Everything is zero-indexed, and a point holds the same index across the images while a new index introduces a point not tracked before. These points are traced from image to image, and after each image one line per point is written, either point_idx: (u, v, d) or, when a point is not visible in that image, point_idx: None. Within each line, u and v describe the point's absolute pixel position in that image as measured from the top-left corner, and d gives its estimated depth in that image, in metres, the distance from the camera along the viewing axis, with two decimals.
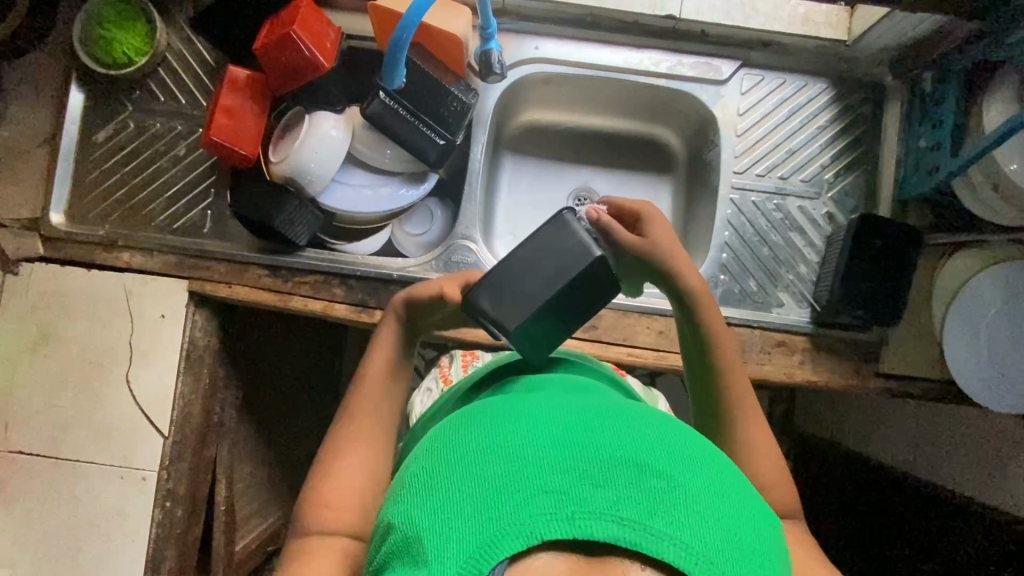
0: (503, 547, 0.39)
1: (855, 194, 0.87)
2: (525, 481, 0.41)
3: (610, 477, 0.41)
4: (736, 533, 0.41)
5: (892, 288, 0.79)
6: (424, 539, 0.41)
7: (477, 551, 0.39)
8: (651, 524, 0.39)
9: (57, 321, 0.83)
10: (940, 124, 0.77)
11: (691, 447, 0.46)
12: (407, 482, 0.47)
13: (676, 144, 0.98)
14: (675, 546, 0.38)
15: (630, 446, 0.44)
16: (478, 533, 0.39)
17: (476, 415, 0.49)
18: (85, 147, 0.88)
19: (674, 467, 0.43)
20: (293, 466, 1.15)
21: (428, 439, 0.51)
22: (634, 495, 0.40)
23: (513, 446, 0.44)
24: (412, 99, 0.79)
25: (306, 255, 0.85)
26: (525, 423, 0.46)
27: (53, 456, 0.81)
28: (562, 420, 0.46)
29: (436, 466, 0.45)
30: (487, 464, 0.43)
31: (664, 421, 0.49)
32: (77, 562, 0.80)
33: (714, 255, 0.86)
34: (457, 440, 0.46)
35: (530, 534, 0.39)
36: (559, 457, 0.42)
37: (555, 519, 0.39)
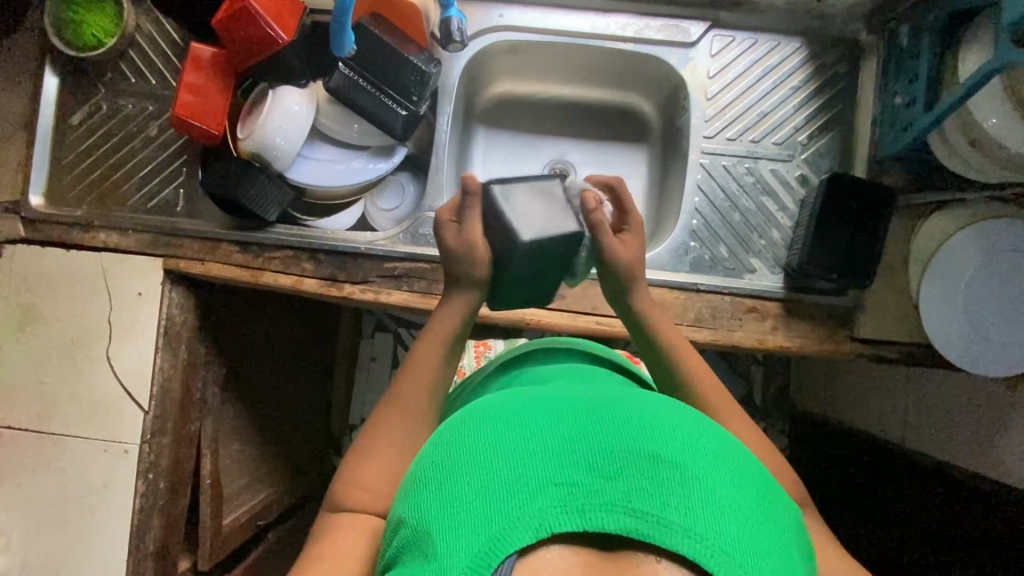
0: (513, 540, 0.39)
1: (830, 156, 0.84)
2: (535, 474, 0.42)
3: (619, 467, 0.42)
4: (752, 523, 0.41)
5: (865, 251, 0.77)
6: (434, 533, 0.41)
7: (486, 543, 0.39)
8: (663, 514, 0.39)
9: (39, 300, 0.85)
10: (915, 78, 0.75)
11: (705, 438, 0.46)
12: (416, 477, 0.47)
13: (649, 111, 0.97)
14: (689, 538, 0.38)
15: (640, 437, 0.44)
16: (489, 526, 0.40)
17: (484, 409, 0.50)
18: (60, 129, 0.89)
19: (687, 457, 0.43)
20: (282, 443, 1.17)
21: (435, 434, 0.52)
22: (645, 486, 0.41)
23: (520, 440, 0.45)
24: (372, 71, 0.79)
25: (276, 231, 0.85)
26: (531, 417, 0.47)
27: (40, 431, 0.84)
28: (569, 414, 0.47)
29: (446, 460, 0.46)
30: (495, 457, 0.44)
31: (676, 412, 0.49)
32: (67, 532, 0.83)
33: (684, 221, 0.85)
34: (464, 434, 0.47)
35: (540, 526, 0.39)
36: (566, 450, 0.43)
37: (566, 511, 0.40)
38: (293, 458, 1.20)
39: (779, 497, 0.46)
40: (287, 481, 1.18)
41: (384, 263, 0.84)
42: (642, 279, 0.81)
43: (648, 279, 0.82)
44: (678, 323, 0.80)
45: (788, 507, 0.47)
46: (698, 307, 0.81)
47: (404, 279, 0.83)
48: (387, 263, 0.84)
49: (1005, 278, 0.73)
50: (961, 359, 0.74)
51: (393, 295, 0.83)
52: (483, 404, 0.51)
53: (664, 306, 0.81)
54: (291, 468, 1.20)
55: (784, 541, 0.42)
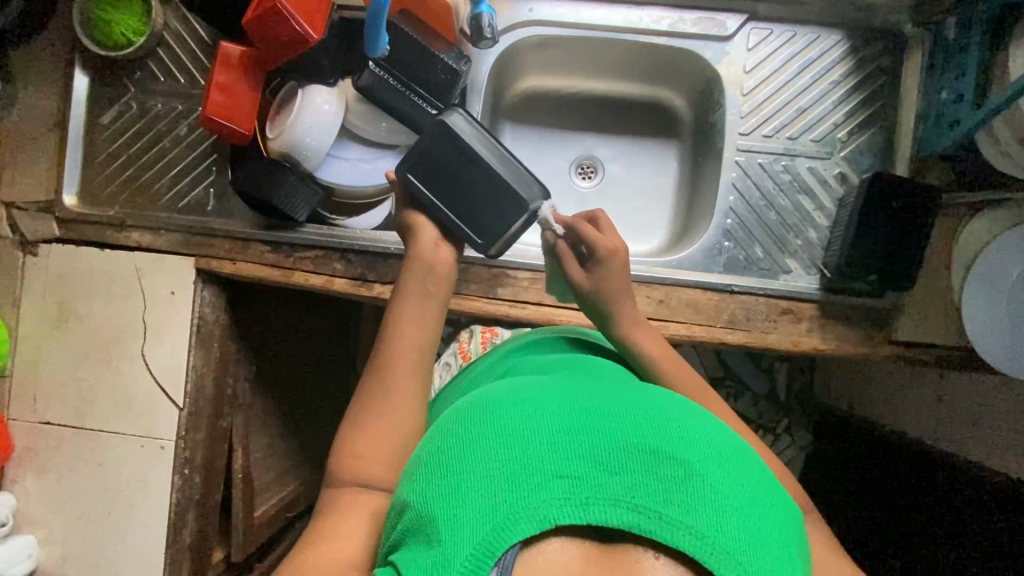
0: (516, 531, 0.39)
1: (871, 153, 0.82)
2: (539, 465, 0.41)
3: (625, 462, 0.41)
4: (757, 523, 0.40)
5: (908, 252, 0.74)
6: (437, 519, 0.41)
7: (489, 533, 0.39)
8: (667, 512, 0.39)
9: (75, 299, 0.87)
10: (964, 73, 0.72)
11: (712, 435, 0.45)
12: (420, 461, 0.46)
13: (681, 105, 0.95)
14: (690, 536, 0.38)
15: (647, 433, 0.43)
16: (491, 516, 0.39)
17: (490, 397, 0.49)
18: (92, 129, 0.90)
19: (694, 453, 0.43)
20: (308, 438, 1.18)
21: (439, 421, 0.51)
22: (650, 482, 0.40)
23: (526, 429, 0.44)
24: (402, 69, 0.78)
25: (306, 230, 0.85)
26: (535, 407, 0.46)
27: (79, 427, 0.86)
28: (576, 405, 0.46)
29: (449, 446, 0.45)
30: (499, 445, 0.43)
31: (682, 408, 0.48)
32: (106, 524, 0.86)
33: (718, 221, 0.83)
34: (469, 421, 0.46)
35: (544, 519, 0.39)
36: (573, 442, 0.42)
37: (568, 504, 0.39)
38: (320, 451, 1.22)
39: (784, 498, 0.46)
40: (314, 474, 1.19)
41: None
42: (674, 280, 0.80)
43: (680, 280, 0.80)
44: (711, 325, 0.79)
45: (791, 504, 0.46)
46: (732, 308, 0.80)
47: None
48: None
49: None
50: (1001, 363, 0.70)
51: None
52: (489, 394, 0.50)
53: (697, 307, 0.80)
54: (318, 461, 1.21)
55: (789, 541, 0.42)
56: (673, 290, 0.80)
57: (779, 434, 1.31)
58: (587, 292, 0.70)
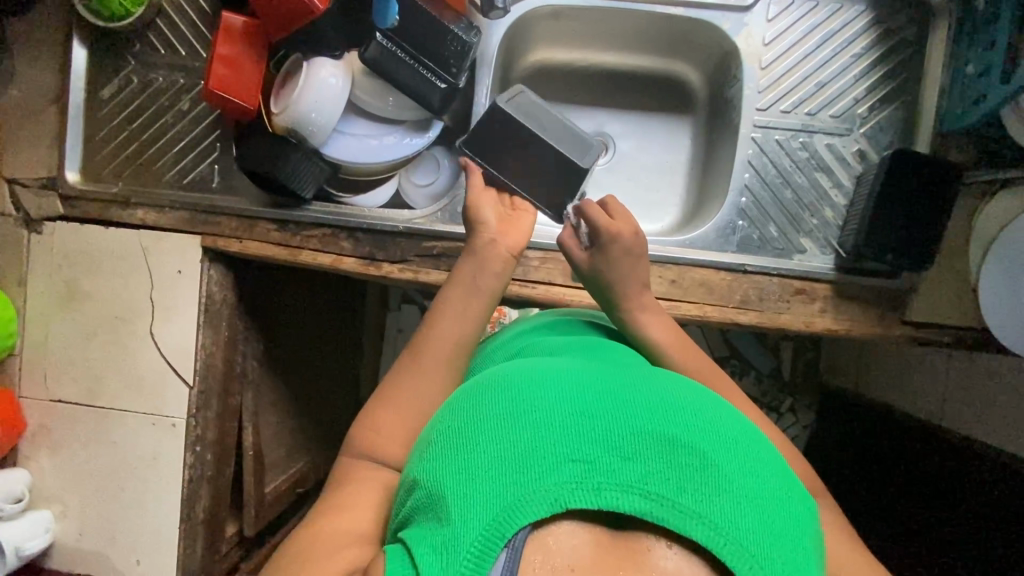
0: (527, 513, 0.38)
1: (891, 129, 0.80)
2: (553, 448, 0.41)
3: (639, 450, 0.41)
4: (769, 515, 0.40)
5: (925, 233, 0.73)
6: (448, 497, 0.40)
7: (501, 513, 0.38)
8: (680, 500, 0.38)
9: (82, 277, 0.86)
10: (991, 45, 0.69)
11: (727, 427, 0.45)
12: (431, 439, 0.46)
13: (695, 80, 0.93)
14: (703, 525, 0.38)
15: (663, 421, 0.43)
16: (503, 496, 0.39)
17: (503, 379, 0.48)
18: (92, 104, 0.88)
19: (708, 445, 0.42)
20: (314, 415, 1.19)
21: (451, 401, 0.51)
22: (664, 470, 0.40)
23: (541, 412, 0.43)
24: (410, 41, 0.76)
25: (312, 208, 0.84)
26: (550, 390, 0.45)
27: (90, 405, 0.86)
28: (590, 390, 0.46)
29: (462, 426, 0.45)
30: (513, 426, 0.43)
31: (697, 399, 0.47)
32: (120, 500, 0.87)
33: (732, 199, 0.81)
34: (483, 402, 0.46)
35: (555, 502, 0.38)
36: (587, 427, 0.42)
37: (581, 488, 0.39)
38: (326, 429, 1.23)
39: (799, 493, 0.45)
40: (322, 451, 1.20)
41: (423, 241, 0.82)
42: (686, 260, 0.79)
43: (692, 260, 0.79)
44: (724, 305, 0.78)
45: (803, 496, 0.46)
46: (744, 289, 0.79)
47: (442, 258, 0.81)
48: (426, 242, 0.82)
49: None
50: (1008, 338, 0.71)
51: (432, 274, 0.82)
52: (502, 376, 0.50)
53: (709, 287, 0.79)
54: (325, 439, 1.22)
55: (802, 534, 0.41)
56: (685, 270, 0.79)
57: (782, 413, 1.32)
58: (586, 271, 0.70)
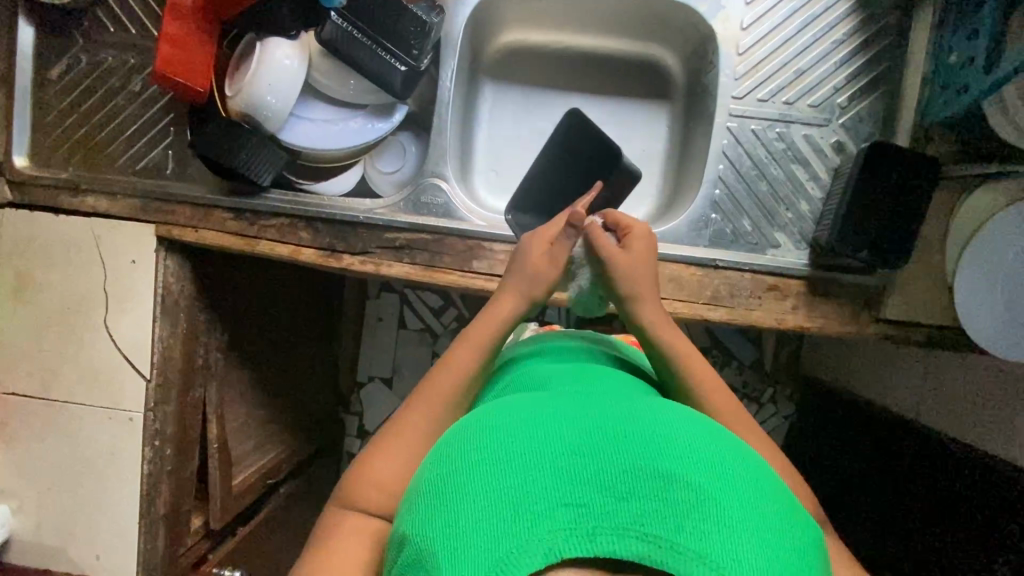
0: (517, 567, 0.35)
1: (871, 120, 0.77)
2: (542, 492, 0.37)
3: (633, 487, 0.37)
4: (778, 552, 0.36)
5: (898, 229, 0.71)
6: (437, 555, 0.37)
7: (490, 570, 0.35)
8: (680, 540, 0.35)
9: (32, 267, 0.83)
10: (975, 33, 0.66)
11: (728, 454, 0.41)
12: (419, 489, 0.43)
13: (673, 64, 0.89)
14: (708, 567, 0.34)
15: (658, 453, 0.39)
16: (492, 549, 0.35)
17: (490, 418, 0.45)
18: (40, 85, 0.84)
19: (706, 476, 0.38)
20: (287, 405, 1.17)
21: (439, 443, 0.47)
22: (661, 508, 0.36)
23: (528, 453, 0.40)
24: (366, 20, 0.72)
25: (270, 196, 0.81)
26: (538, 427, 0.42)
27: (44, 398, 0.84)
28: (580, 424, 0.42)
29: (449, 473, 0.41)
30: (500, 471, 0.39)
31: (694, 424, 0.44)
32: (78, 494, 0.85)
33: (706, 191, 0.79)
34: (469, 444, 0.43)
35: (548, 552, 0.35)
36: (578, 466, 0.38)
37: (574, 535, 0.35)
38: (300, 419, 1.21)
39: (803, 521, 0.41)
40: (295, 441, 1.18)
41: (384, 233, 0.79)
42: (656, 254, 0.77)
43: (664, 254, 0.77)
44: (693, 301, 0.76)
45: (810, 523, 0.42)
46: (715, 284, 0.76)
47: (405, 250, 0.78)
48: (387, 233, 0.79)
49: None
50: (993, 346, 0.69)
51: (394, 266, 0.79)
52: (490, 413, 0.46)
53: (680, 283, 0.76)
54: (298, 429, 1.20)
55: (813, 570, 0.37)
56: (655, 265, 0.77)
57: (763, 404, 1.30)
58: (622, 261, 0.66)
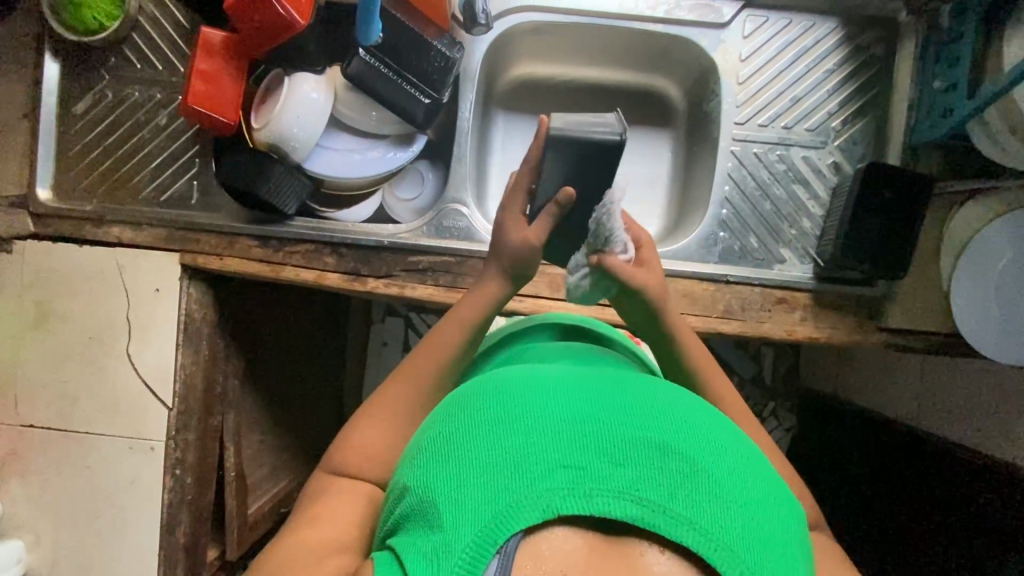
0: (518, 520, 0.37)
1: (863, 143, 0.82)
2: (544, 454, 0.40)
3: (630, 455, 0.40)
4: (758, 522, 0.39)
5: (898, 243, 0.75)
6: (440, 505, 0.40)
7: (491, 521, 0.38)
8: (671, 506, 0.38)
9: (55, 297, 0.83)
10: (956, 63, 0.72)
11: (718, 432, 0.44)
12: (422, 448, 0.46)
13: (674, 93, 0.95)
14: (694, 531, 0.37)
15: (655, 426, 0.43)
16: (494, 503, 0.38)
17: (494, 384, 0.48)
18: (67, 120, 0.86)
19: (699, 451, 0.42)
20: (298, 433, 1.16)
21: (442, 408, 0.50)
22: (656, 475, 0.39)
23: (532, 418, 0.43)
24: (393, 56, 0.76)
25: (295, 223, 0.83)
26: (542, 396, 0.45)
27: (63, 429, 0.84)
28: (582, 396, 0.45)
29: (454, 435, 0.44)
30: (505, 434, 0.42)
31: (688, 404, 0.47)
32: (95, 527, 0.84)
33: (714, 211, 0.83)
34: (475, 409, 0.45)
35: (546, 508, 0.38)
36: (578, 433, 0.41)
37: (573, 494, 0.38)
38: (310, 446, 1.20)
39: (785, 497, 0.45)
40: (305, 469, 1.17)
41: (407, 257, 0.82)
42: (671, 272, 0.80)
43: (678, 272, 0.80)
44: (706, 315, 0.79)
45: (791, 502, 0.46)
46: (727, 299, 0.80)
47: (429, 273, 0.81)
48: (411, 257, 0.81)
49: None
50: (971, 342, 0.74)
51: (418, 289, 0.81)
52: (493, 382, 0.49)
53: (693, 297, 0.80)
54: (308, 457, 1.19)
55: (790, 542, 0.41)
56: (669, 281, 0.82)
57: (765, 418, 1.33)
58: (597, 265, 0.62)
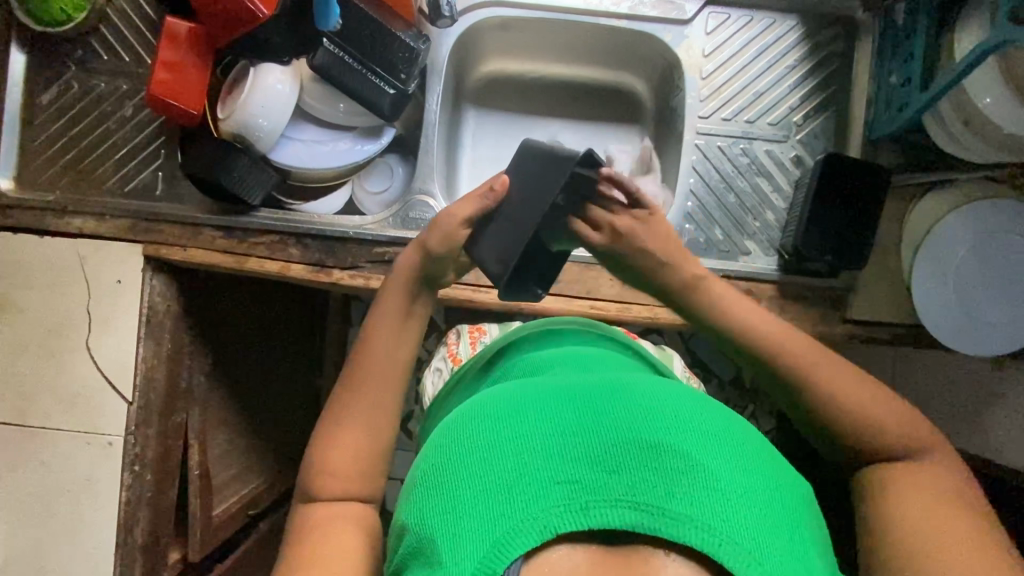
0: (517, 543, 0.37)
1: (825, 136, 0.84)
2: (537, 472, 0.40)
3: (622, 462, 0.40)
4: (761, 507, 0.39)
5: (858, 234, 0.76)
6: (439, 543, 0.39)
7: (490, 550, 0.37)
8: (669, 507, 0.37)
9: (12, 288, 0.82)
10: (911, 57, 0.74)
11: (709, 420, 0.44)
12: (417, 482, 0.45)
13: (642, 90, 0.96)
14: (697, 528, 0.36)
15: (642, 427, 0.42)
16: (492, 528, 0.38)
17: (480, 407, 0.48)
18: (31, 110, 0.85)
19: (691, 445, 0.41)
20: (269, 433, 1.13)
21: (434, 436, 0.49)
22: (650, 478, 0.39)
23: (521, 436, 0.43)
24: (356, 45, 0.77)
25: (260, 214, 0.83)
26: (529, 412, 0.45)
27: (18, 424, 0.82)
28: (569, 409, 0.45)
29: (446, 465, 0.43)
30: (495, 457, 0.42)
31: (678, 398, 0.47)
32: (50, 526, 0.81)
33: (679, 203, 0.84)
34: (464, 435, 0.45)
35: (545, 528, 0.37)
36: (568, 446, 0.41)
37: (570, 510, 0.37)
38: (281, 448, 1.17)
39: (789, 478, 0.44)
40: (275, 471, 1.15)
41: (373, 248, 0.81)
42: None
43: None
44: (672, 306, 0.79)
45: (795, 481, 0.45)
46: None
47: (395, 264, 0.81)
48: (377, 248, 0.81)
49: (993, 258, 0.73)
50: (927, 328, 0.76)
51: (384, 280, 0.80)
52: (480, 405, 0.49)
53: (657, 289, 0.80)
54: (279, 458, 1.17)
55: (796, 523, 0.41)
56: None
57: None
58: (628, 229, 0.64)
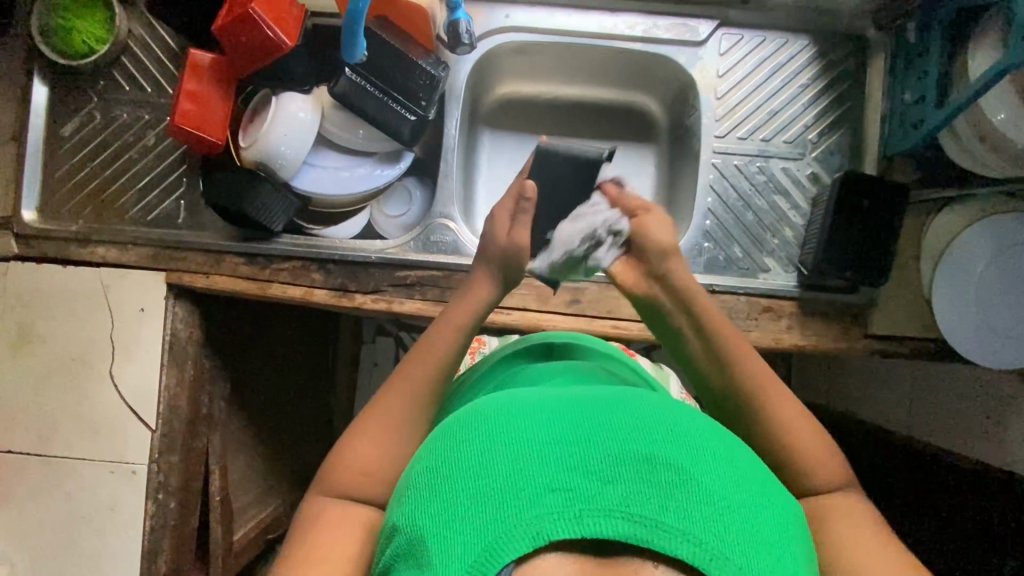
0: (508, 548, 0.37)
1: (841, 153, 0.85)
2: (532, 478, 0.40)
3: (619, 471, 0.40)
4: (751, 524, 0.39)
5: (879, 251, 0.77)
6: (430, 544, 0.39)
7: (481, 553, 0.37)
8: (662, 519, 0.37)
9: (36, 319, 0.82)
10: (924, 75, 0.75)
11: (708, 435, 0.44)
12: (410, 482, 0.45)
13: (655, 109, 0.97)
14: (688, 542, 0.37)
15: (641, 437, 0.42)
16: (484, 533, 0.38)
17: (478, 409, 0.47)
18: (54, 141, 0.86)
19: (688, 459, 0.41)
20: (285, 456, 1.13)
21: (430, 437, 0.49)
22: (645, 490, 0.39)
23: (518, 441, 0.42)
24: (379, 75, 0.78)
25: (282, 241, 0.83)
26: (527, 416, 0.44)
27: (42, 454, 0.82)
28: (568, 413, 0.44)
29: (441, 466, 0.43)
30: (490, 461, 0.41)
31: (679, 410, 0.46)
32: (74, 556, 0.81)
33: (697, 222, 0.84)
34: (461, 436, 0.45)
35: (537, 535, 0.37)
36: (566, 453, 0.41)
37: (563, 518, 0.37)
38: (297, 471, 1.17)
39: (781, 494, 0.44)
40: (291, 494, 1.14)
41: (394, 271, 0.82)
42: None
43: None
44: None
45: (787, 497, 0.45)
46: None
47: (417, 288, 0.81)
48: (399, 272, 0.82)
49: (1012, 271, 0.74)
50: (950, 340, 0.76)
51: (406, 304, 0.81)
52: (478, 405, 0.48)
53: None
54: (295, 481, 1.16)
55: (788, 540, 0.41)
56: None
57: None
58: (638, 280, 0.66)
